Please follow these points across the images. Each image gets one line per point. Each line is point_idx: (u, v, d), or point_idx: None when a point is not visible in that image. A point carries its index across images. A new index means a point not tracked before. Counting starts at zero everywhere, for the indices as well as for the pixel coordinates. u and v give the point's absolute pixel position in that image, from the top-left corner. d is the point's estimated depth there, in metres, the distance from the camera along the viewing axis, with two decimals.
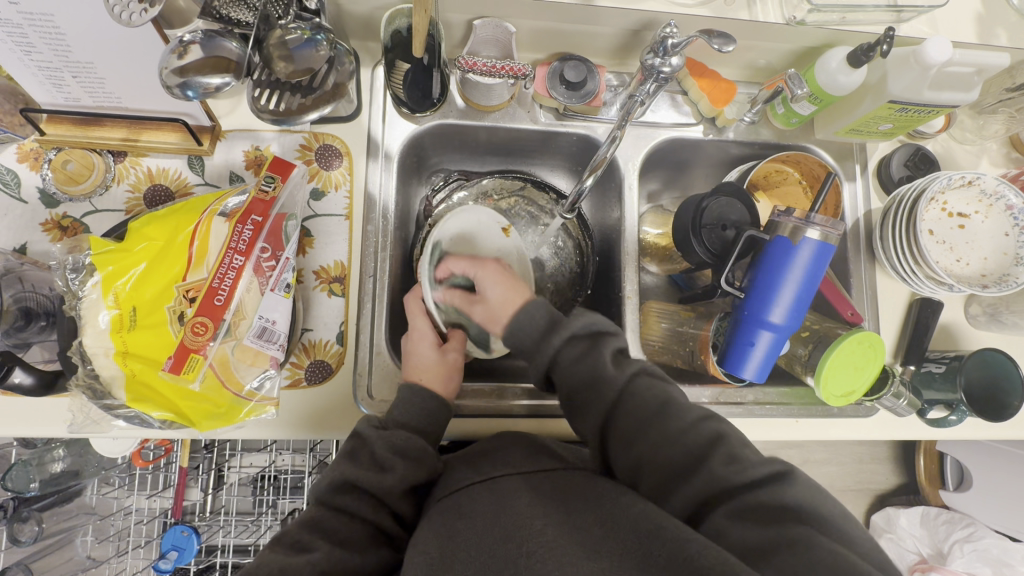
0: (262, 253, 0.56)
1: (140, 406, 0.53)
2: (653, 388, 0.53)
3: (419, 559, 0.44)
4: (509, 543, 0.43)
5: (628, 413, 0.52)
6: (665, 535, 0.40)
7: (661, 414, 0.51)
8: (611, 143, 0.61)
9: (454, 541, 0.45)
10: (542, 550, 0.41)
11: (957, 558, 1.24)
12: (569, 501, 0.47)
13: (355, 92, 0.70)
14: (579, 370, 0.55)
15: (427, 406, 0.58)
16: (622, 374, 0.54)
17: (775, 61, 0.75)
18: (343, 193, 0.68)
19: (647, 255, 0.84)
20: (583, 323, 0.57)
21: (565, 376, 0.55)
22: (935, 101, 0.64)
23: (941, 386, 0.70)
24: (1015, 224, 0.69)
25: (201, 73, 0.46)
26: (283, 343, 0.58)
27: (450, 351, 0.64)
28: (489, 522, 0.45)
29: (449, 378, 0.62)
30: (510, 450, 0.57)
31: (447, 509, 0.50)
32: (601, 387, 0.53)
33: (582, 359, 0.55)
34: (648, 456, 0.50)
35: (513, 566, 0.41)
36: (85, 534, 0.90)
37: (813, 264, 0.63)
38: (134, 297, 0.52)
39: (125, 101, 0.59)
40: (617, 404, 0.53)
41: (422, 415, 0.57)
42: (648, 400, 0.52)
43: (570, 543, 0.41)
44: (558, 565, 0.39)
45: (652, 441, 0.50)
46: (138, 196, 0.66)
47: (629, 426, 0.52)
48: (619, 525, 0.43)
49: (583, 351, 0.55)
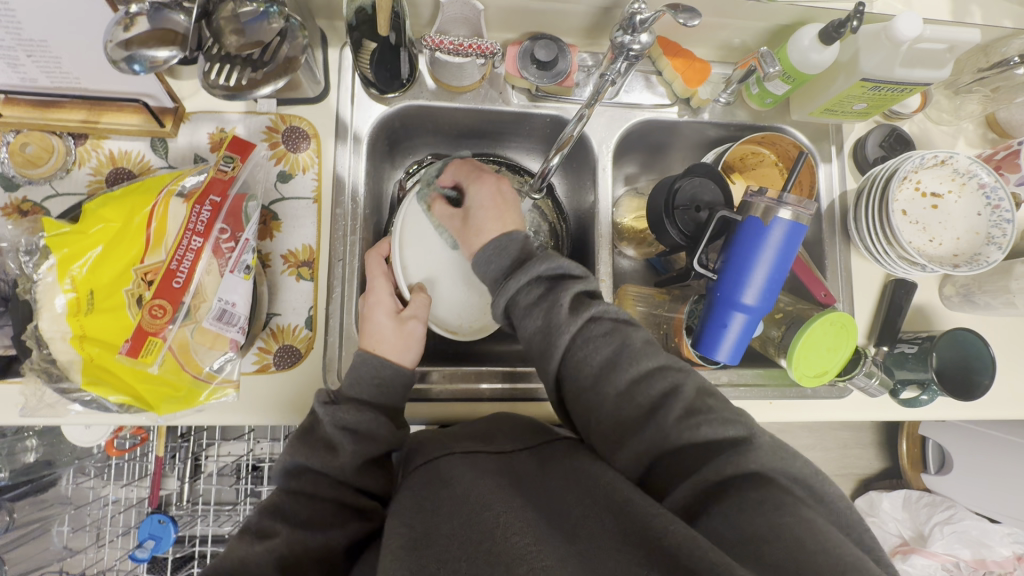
0: (221, 234, 0.55)
1: (96, 389, 0.52)
2: (608, 334, 0.50)
3: (401, 532, 0.43)
4: (483, 510, 0.42)
5: (578, 370, 0.50)
6: (637, 510, 0.40)
7: (609, 366, 0.49)
8: (579, 121, 0.60)
9: (438, 516, 0.43)
10: (517, 524, 0.40)
11: (938, 539, 1.26)
12: (548, 483, 0.46)
13: (323, 73, 0.69)
14: (533, 320, 0.51)
15: (380, 374, 0.56)
16: (576, 321, 0.50)
17: (750, 40, 0.74)
18: (311, 175, 0.67)
19: (624, 238, 0.84)
20: (547, 266, 0.52)
21: (521, 321, 0.52)
22: (906, 79, 0.63)
23: (913, 365, 0.70)
24: (987, 203, 0.69)
25: (147, 46, 0.45)
26: (244, 326, 0.57)
27: (410, 318, 0.61)
28: (465, 492, 0.45)
29: (407, 348, 0.59)
30: (496, 425, 0.55)
31: (429, 479, 0.48)
32: (552, 335, 0.50)
33: (530, 308, 0.52)
34: (597, 410, 0.49)
35: (487, 539, 0.40)
36: (61, 524, 0.89)
37: (785, 243, 0.62)
38: (91, 280, 0.51)
39: (83, 82, 0.58)
40: (565, 356, 0.50)
41: (373, 386, 0.56)
42: (601, 351, 0.49)
43: (544, 525, 0.41)
44: (533, 539, 0.39)
45: (607, 401, 0.48)
46: (100, 179, 0.64)
47: (579, 383, 0.50)
48: (595, 503, 0.43)
49: (539, 296, 0.52)
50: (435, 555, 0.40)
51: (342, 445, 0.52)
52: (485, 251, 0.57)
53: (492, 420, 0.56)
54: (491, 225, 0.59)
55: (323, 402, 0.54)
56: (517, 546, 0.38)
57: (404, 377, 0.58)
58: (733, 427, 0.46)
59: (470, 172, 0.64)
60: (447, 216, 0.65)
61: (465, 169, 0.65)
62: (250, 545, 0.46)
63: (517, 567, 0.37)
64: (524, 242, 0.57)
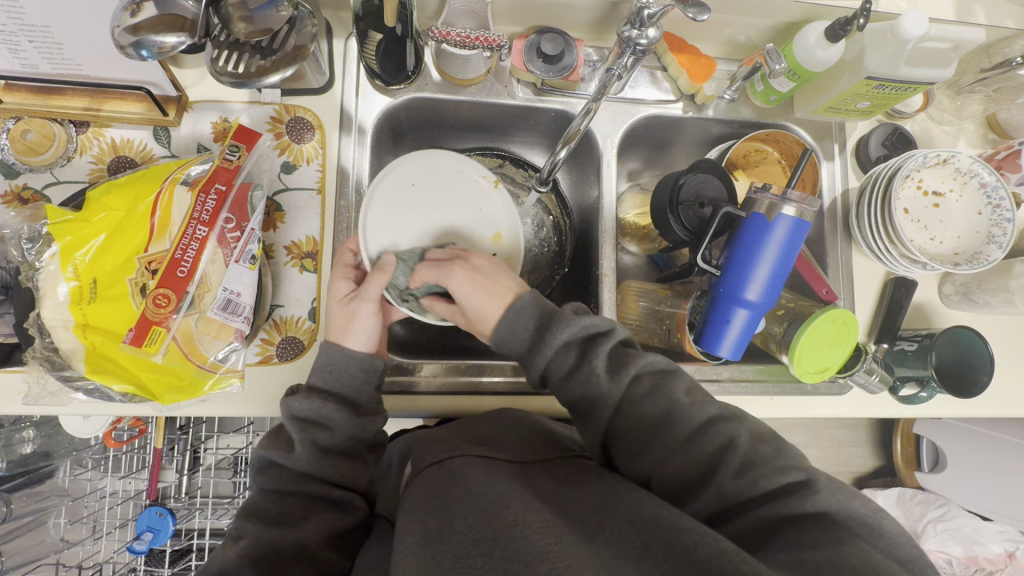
0: (226, 223, 0.55)
1: (100, 378, 0.51)
2: (656, 395, 0.52)
3: (416, 528, 0.43)
4: (501, 509, 0.41)
5: (633, 429, 0.51)
6: (663, 526, 0.40)
7: (662, 424, 0.51)
8: (585, 115, 0.60)
9: (451, 512, 0.43)
10: (539, 523, 0.39)
11: (931, 537, 1.26)
12: (562, 491, 0.46)
13: (327, 64, 0.68)
14: (571, 389, 0.53)
15: (331, 360, 0.56)
16: (619, 386, 0.52)
17: (755, 37, 0.75)
18: (315, 167, 0.67)
19: (627, 234, 0.84)
20: (571, 332, 0.53)
21: (562, 392, 0.54)
22: (910, 78, 0.63)
23: (913, 363, 0.71)
24: (988, 202, 0.69)
25: (155, 32, 0.45)
26: (248, 316, 0.56)
27: (359, 299, 0.58)
28: (481, 491, 0.44)
29: (353, 329, 0.57)
30: (506, 436, 0.55)
31: (441, 475, 0.48)
32: (599, 404, 0.52)
33: (568, 378, 0.54)
34: (658, 468, 0.50)
35: (504, 537, 0.39)
36: (59, 516, 0.88)
37: (788, 240, 0.63)
38: (94, 268, 0.51)
39: (86, 69, 0.57)
40: (616, 420, 0.52)
41: (327, 374, 0.56)
42: (652, 411, 0.51)
43: (564, 527, 0.40)
44: (554, 538, 0.38)
45: (666, 456, 0.50)
46: (102, 168, 0.64)
47: (635, 441, 0.51)
48: (614, 514, 0.42)
49: (572, 364, 0.53)
50: (448, 551, 0.40)
51: (299, 441, 0.52)
52: (500, 329, 0.57)
53: (501, 428, 0.57)
54: (491, 310, 0.58)
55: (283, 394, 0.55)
56: (538, 543, 0.37)
57: (365, 360, 0.57)
58: (792, 472, 0.46)
59: (439, 270, 0.60)
60: (450, 313, 0.62)
61: (432, 272, 0.60)
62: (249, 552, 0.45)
63: (539, 564, 0.36)
64: (537, 302, 0.58)
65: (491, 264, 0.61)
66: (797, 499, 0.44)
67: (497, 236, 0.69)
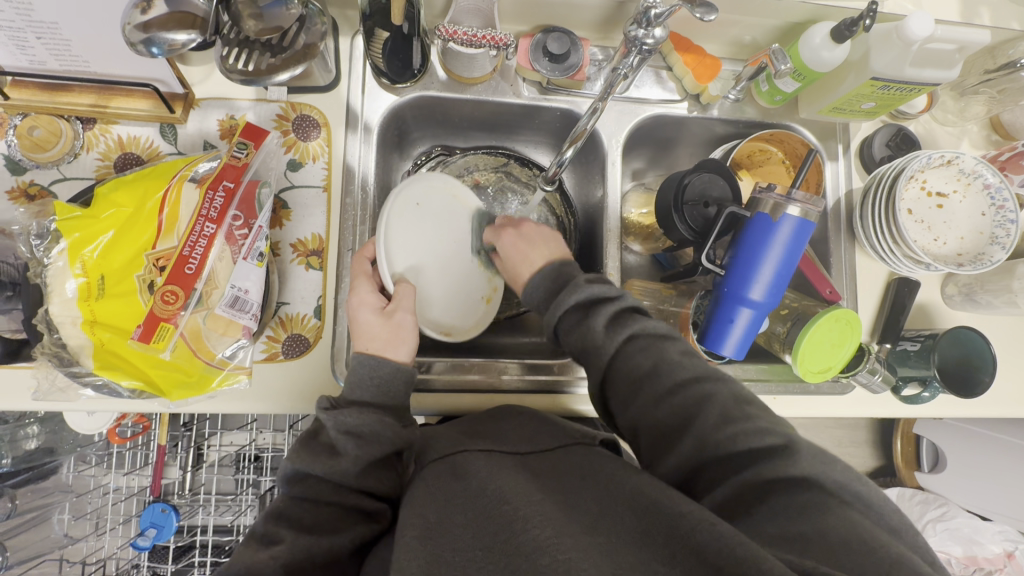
0: (234, 221, 0.55)
1: (108, 373, 0.52)
2: (648, 352, 0.54)
3: (416, 521, 0.43)
4: (501, 505, 0.42)
5: (624, 380, 0.53)
6: (661, 510, 0.40)
7: (651, 375, 0.52)
8: (591, 115, 0.60)
9: (451, 506, 0.44)
10: (538, 517, 0.39)
11: (930, 536, 1.26)
12: (564, 480, 0.46)
13: (334, 61, 0.68)
14: (573, 340, 0.57)
15: (379, 373, 0.56)
16: (612, 340, 0.54)
17: (760, 37, 0.75)
18: (321, 165, 0.67)
19: (631, 234, 0.84)
20: (580, 295, 0.57)
21: (566, 341, 0.58)
22: (916, 79, 0.64)
23: (915, 363, 0.71)
24: (991, 204, 0.69)
25: (166, 29, 0.45)
26: (255, 314, 0.57)
27: (397, 312, 0.60)
28: (481, 487, 0.45)
29: (399, 343, 0.58)
30: (508, 428, 0.56)
31: (445, 471, 0.49)
32: (593, 356, 0.55)
33: (576, 328, 0.57)
34: (642, 416, 0.52)
35: (507, 531, 0.40)
36: (62, 512, 0.88)
37: (792, 240, 0.63)
38: (102, 265, 0.51)
39: (93, 65, 0.57)
40: (610, 369, 0.55)
41: (373, 387, 0.56)
42: (642, 364, 0.53)
43: (565, 518, 0.40)
44: (554, 532, 0.38)
45: (648, 407, 0.51)
46: (109, 164, 0.64)
47: (623, 390, 0.54)
48: (616, 500, 0.42)
49: (577, 321, 0.57)
50: (448, 545, 0.41)
51: (346, 448, 0.51)
52: (529, 288, 0.63)
53: (501, 418, 0.59)
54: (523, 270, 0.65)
55: (325, 407, 0.53)
56: (539, 538, 0.38)
57: (405, 373, 0.57)
58: (771, 435, 0.46)
59: (494, 232, 0.70)
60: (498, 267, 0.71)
61: (489, 233, 0.70)
62: (256, 552, 0.46)
63: (539, 559, 0.36)
64: (562, 270, 0.62)
65: (539, 229, 0.68)
66: (782, 461, 0.44)
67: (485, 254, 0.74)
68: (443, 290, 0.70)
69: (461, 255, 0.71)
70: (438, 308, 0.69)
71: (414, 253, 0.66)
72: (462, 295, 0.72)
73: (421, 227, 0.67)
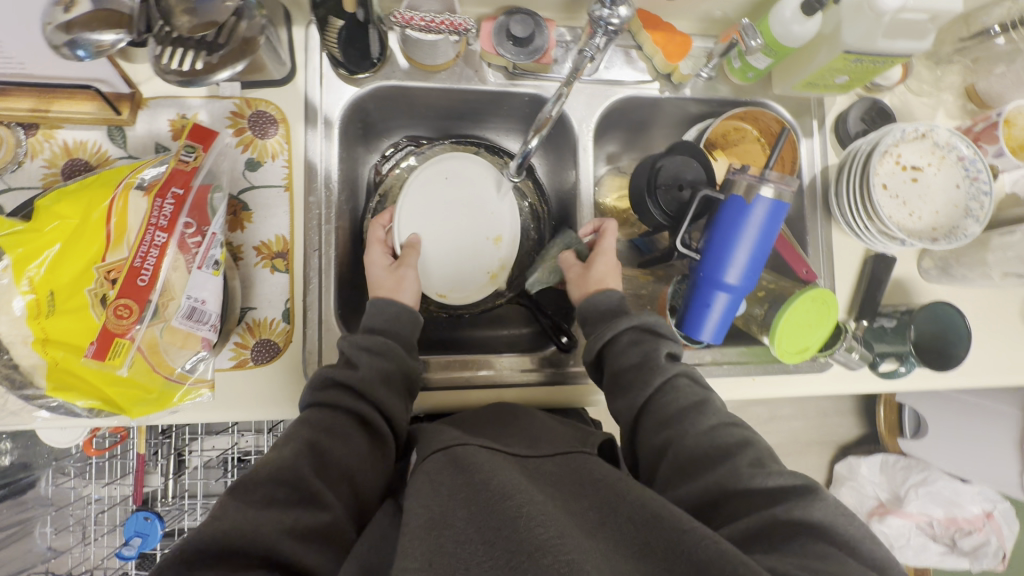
0: (186, 229, 0.53)
1: (62, 395, 0.50)
2: (692, 389, 0.57)
3: (419, 513, 0.43)
4: (504, 499, 0.41)
5: (664, 408, 0.56)
6: (664, 523, 0.40)
7: (692, 411, 0.55)
8: (557, 99, 0.58)
9: (453, 500, 0.43)
10: (541, 515, 0.39)
11: (913, 500, 1.32)
12: (562, 485, 0.46)
13: (288, 53, 0.65)
14: (628, 356, 0.60)
15: (388, 311, 0.62)
16: (669, 368, 0.58)
17: (731, 11, 0.73)
18: (281, 162, 0.65)
19: (607, 219, 0.83)
20: (637, 321, 0.61)
21: (616, 357, 0.61)
22: (889, 50, 0.62)
23: (892, 339, 0.72)
24: (965, 175, 0.69)
25: (89, 29, 0.43)
26: (216, 324, 0.55)
27: (403, 267, 0.66)
28: (484, 480, 0.44)
29: (402, 289, 0.64)
30: (513, 432, 0.56)
31: (446, 463, 0.48)
32: (645, 373, 0.58)
33: (629, 350, 0.60)
34: (675, 443, 0.53)
35: (510, 526, 0.39)
36: (44, 525, 0.87)
37: (767, 221, 0.62)
38: (50, 281, 0.49)
39: (28, 68, 0.54)
40: (655, 393, 0.57)
41: (381, 318, 0.62)
42: (683, 399, 0.56)
43: (568, 522, 0.40)
44: (558, 532, 0.38)
45: (687, 435, 0.53)
46: (56, 171, 0.61)
47: (662, 416, 0.56)
48: (618, 511, 0.42)
49: (636, 341, 0.61)
50: (452, 538, 0.40)
51: (364, 363, 0.57)
52: (610, 298, 0.65)
53: (502, 426, 0.58)
54: (611, 278, 0.68)
55: (344, 334, 0.59)
56: (542, 537, 0.37)
57: (410, 312, 0.63)
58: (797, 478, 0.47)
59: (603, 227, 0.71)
60: (569, 264, 0.71)
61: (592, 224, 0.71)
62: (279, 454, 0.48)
63: (541, 555, 0.36)
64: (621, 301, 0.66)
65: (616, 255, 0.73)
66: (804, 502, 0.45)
67: (497, 240, 0.73)
68: (453, 261, 0.72)
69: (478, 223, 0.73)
70: (433, 271, 0.71)
71: (424, 220, 0.71)
72: (467, 271, 0.73)
73: (446, 201, 0.72)
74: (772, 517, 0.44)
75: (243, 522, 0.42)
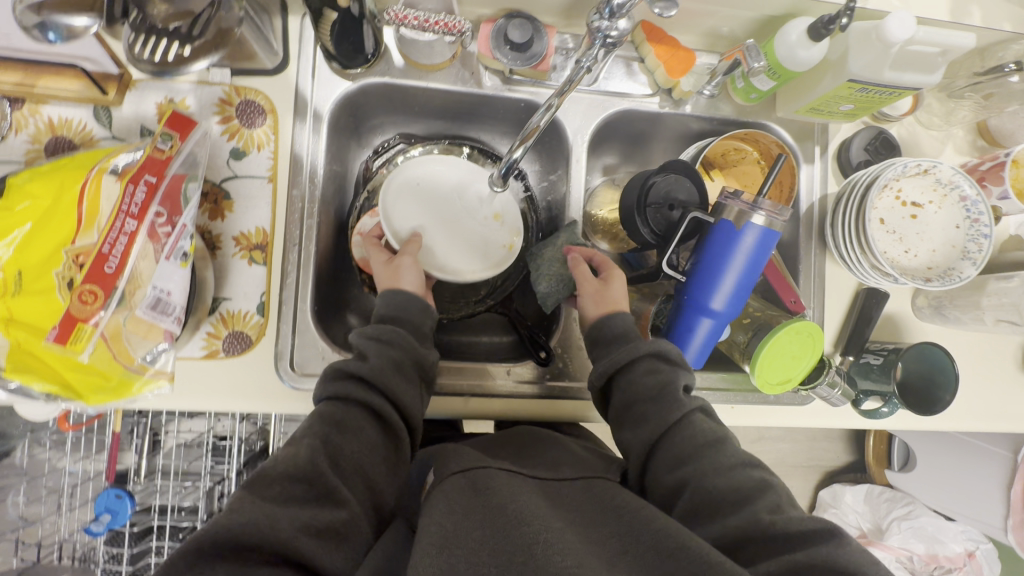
0: (157, 217, 0.52)
1: (20, 377, 0.50)
2: (710, 425, 0.55)
3: (432, 529, 0.42)
4: (520, 524, 0.42)
5: (684, 440, 0.53)
6: (692, 555, 0.40)
7: (714, 445, 0.52)
8: (545, 111, 0.54)
9: (470, 520, 0.43)
10: (558, 543, 0.41)
11: (894, 533, 1.28)
12: (585, 512, 0.47)
13: (281, 43, 0.65)
14: (645, 381, 0.57)
15: (393, 301, 0.60)
16: (689, 402, 0.56)
17: (738, 29, 0.71)
18: (266, 154, 0.64)
19: (598, 232, 0.78)
20: (650, 345, 0.59)
21: (633, 383, 0.58)
22: (895, 82, 0.60)
23: (877, 377, 0.69)
24: (966, 217, 0.66)
25: (62, 13, 0.43)
26: (180, 316, 0.54)
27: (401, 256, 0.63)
28: (502, 504, 0.44)
29: (403, 276, 0.62)
30: (539, 459, 0.55)
31: (463, 484, 0.47)
32: (664, 402, 0.55)
33: (643, 377, 0.57)
34: (694, 478, 0.51)
35: (526, 553, 0.40)
36: (17, 494, 0.88)
37: (755, 250, 0.60)
38: (19, 260, 0.49)
39: (16, 42, 0.54)
40: (674, 425, 0.54)
41: (390, 307, 0.60)
42: (705, 432, 0.54)
43: (588, 550, 0.42)
44: (575, 562, 0.39)
45: (709, 469, 0.51)
46: (39, 147, 0.60)
47: (680, 450, 0.53)
48: (639, 540, 0.43)
49: (652, 366, 0.58)
50: (464, 557, 0.40)
51: (374, 352, 0.55)
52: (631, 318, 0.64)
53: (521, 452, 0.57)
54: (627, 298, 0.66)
55: (359, 333, 0.56)
56: (560, 565, 0.39)
57: (416, 299, 0.61)
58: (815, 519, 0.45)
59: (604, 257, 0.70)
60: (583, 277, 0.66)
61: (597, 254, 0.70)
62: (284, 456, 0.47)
63: None
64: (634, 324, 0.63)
65: None
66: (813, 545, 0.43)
67: (497, 216, 0.70)
68: (462, 245, 0.68)
69: (466, 218, 0.69)
70: (444, 257, 0.67)
71: (420, 214, 0.68)
72: (477, 246, 0.68)
73: (437, 201, 0.69)
74: (804, 561, 0.42)
75: (261, 517, 0.42)
